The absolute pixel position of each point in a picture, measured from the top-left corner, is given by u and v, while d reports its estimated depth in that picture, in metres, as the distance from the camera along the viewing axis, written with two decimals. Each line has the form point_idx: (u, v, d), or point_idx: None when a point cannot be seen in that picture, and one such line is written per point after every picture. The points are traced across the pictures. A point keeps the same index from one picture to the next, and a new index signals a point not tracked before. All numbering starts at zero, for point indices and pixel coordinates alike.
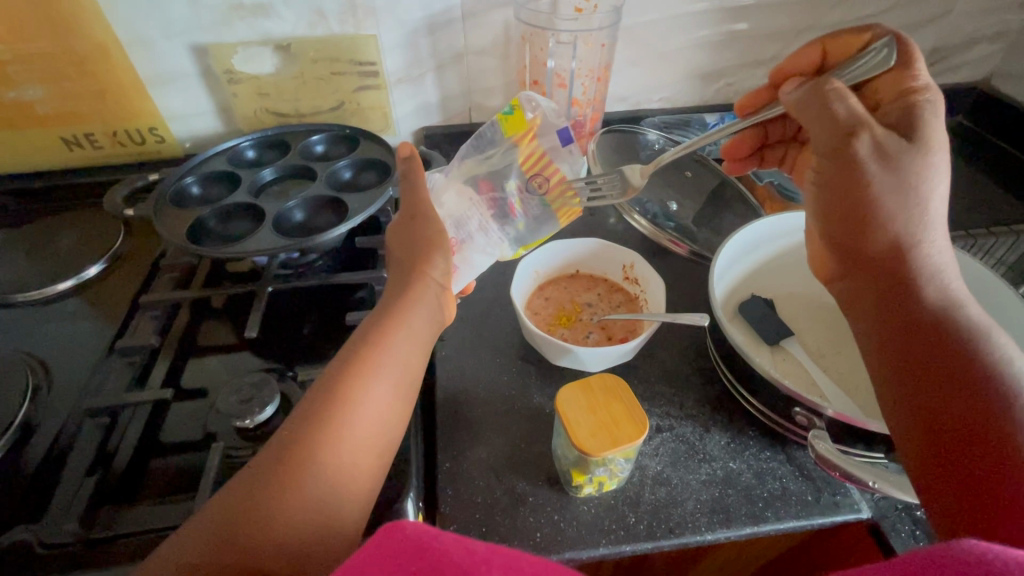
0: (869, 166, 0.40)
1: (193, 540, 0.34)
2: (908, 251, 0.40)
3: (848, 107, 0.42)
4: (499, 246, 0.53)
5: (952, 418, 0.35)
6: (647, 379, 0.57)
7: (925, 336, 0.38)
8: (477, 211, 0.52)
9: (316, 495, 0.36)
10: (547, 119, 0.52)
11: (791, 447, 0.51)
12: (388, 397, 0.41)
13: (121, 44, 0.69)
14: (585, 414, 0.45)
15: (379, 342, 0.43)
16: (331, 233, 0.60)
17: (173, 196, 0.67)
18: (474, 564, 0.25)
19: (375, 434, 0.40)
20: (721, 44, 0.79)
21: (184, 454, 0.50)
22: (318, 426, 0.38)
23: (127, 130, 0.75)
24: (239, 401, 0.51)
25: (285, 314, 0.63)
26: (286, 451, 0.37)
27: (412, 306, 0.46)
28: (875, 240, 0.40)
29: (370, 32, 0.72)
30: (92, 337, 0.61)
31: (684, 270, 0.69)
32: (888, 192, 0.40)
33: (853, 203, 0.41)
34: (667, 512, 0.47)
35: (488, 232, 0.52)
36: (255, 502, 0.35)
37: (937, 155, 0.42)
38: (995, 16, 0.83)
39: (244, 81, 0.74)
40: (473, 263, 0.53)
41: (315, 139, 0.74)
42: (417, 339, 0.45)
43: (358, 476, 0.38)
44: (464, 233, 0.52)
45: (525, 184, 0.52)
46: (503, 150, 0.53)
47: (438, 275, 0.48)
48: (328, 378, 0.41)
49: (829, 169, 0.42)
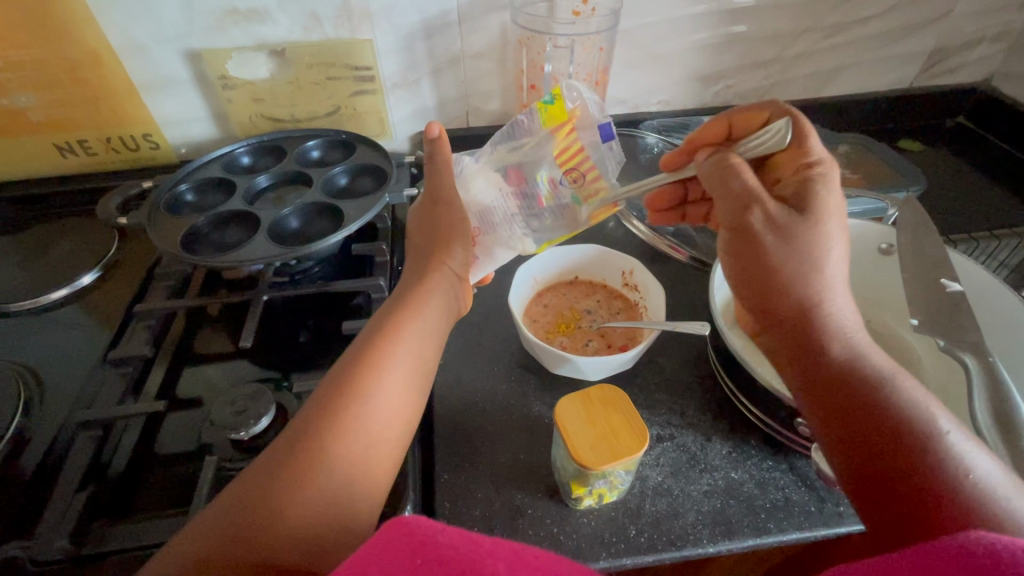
0: (763, 238, 0.39)
1: (202, 535, 0.32)
2: (814, 313, 0.39)
3: (744, 179, 0.40)
4: (520, 240, 0.50)
5: (884, 472, 0.34)
6: (647, 387, 0.56)
7: (841, 397, 0.37)
8: (504, 202, 0.50)
9: (328, 488, 0.35)
10: (588, 111, 0.48)
11: (794, 456, 0.50)
12: (401, 388, 0.40)
13: (113, 49, 0.68)
14: (584, 426, 0.44)
15: (393, 333, 0.43)
16: (326, 241, 0.59)
17: (169, 203, 0.66)
18: (480, 557, 0.25)
19: (390, 424, 0.39)
20: (721, 46, 0.79)
21: (178, 466, 0.50)
22: (330, 417, 0.37)
23: (121, 136, 0.75)
24: (233, 412, 0.50)
25: (280, 322, 0.62)
26: (298, 440, 0.36)
27: (424, 297, 0.46)
28: (780, 306, 0.39)
29: (365, 36, 0.71)
30: (86, 347, 0.60)
31: (685, 276, 0.68)
32: (786, 261, 0.39)
33: (760, 276, 0.40)
34: (668, 524, 0.46)
35: (511, 223, 0.50)
36: (265, 492, 0.34)
37: (827, 218, 0.40)
38: (997, 16, 0.83)
39: (239, 86, 0.73)
40: (495, 256, 0.52)
41: (311, 145, 0.73)
42: (429, 330, 0.45)
43: (372, 468, 0.37)
44: (489, 223, 0.50)
45: (558, 179, 0.49)
46: (538, 141, 0.50)
47: (452, 264, 0.49)
48: (340, 369, 0.40)
49: (735, 243, 0.41)
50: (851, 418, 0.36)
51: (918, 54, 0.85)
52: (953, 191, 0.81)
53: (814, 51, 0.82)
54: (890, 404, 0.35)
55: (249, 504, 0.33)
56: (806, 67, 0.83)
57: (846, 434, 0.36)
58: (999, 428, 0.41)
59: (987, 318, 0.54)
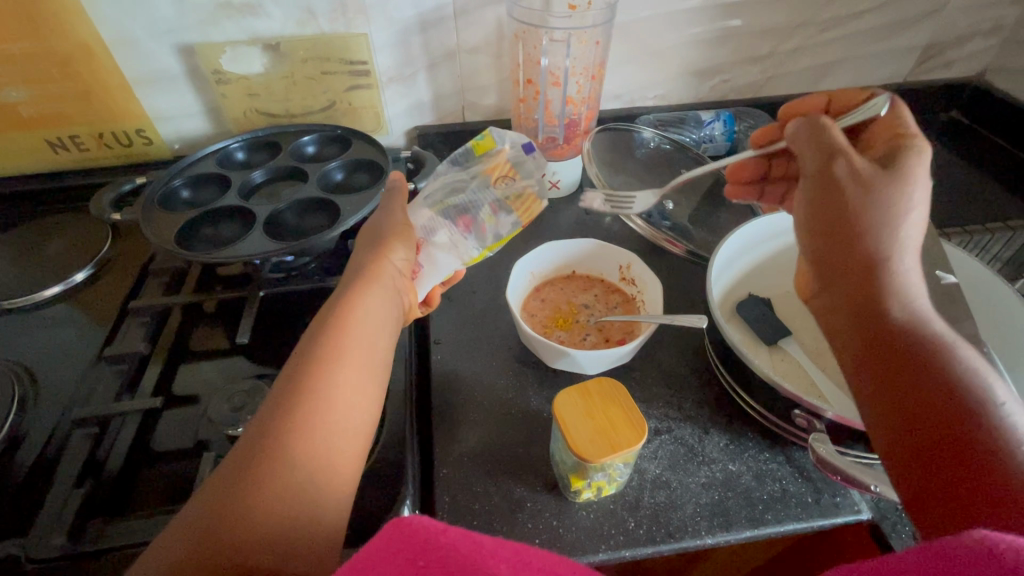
0: (847, 187, 0.41)
1: (168, 550, 0.31)
2: (886, 266, 0.39)
3: (833, 139, 0.44)
4: (460, 246, 0.54)
5: (929, 426, 0.34)
6: (645, 381, 0.57)
7: (897, 344, 0.37)
8: (444, 217, 0.54)
9: (291, 486, 0.34)
10: (510, 143, 0.59)
11: (790, 448, 0.51)
12: (356, 380, 0.40)
13: (106, 44, 0.67)
14: (584, 420, 0.44)
15: (347, 325, 0.42)
16: (324, 237, 0.59)
17: (162, 198, 0.66)
18: (482, 558, 0.25)
19: (349, 417, 0.39)
20: (716, 40, 0.79)
21: (176, 462, 0.50)
22: (284, 415, 0.37)
23: (114, 132, 0.74)
24: (230, 408, 0.52)
25: (277, 317, 0.62)
26: (252, 446, 0.35)
27: (371, 288, 0.46)
28: (853, 253, 0.40)
29: (361, 30, 0.70)
30: (81, 344, 0.59)
31: (680, 270, 0.68)
32: (864, 211, 0.40)
33: (834, 224, 0.42)
34: (666, 516, 0.46)
35: (451, 233, 0.54)
36: (227, 500, 0.33)
37: (915, 180, 0.41)
38: (991, 11, 0.83)
39: (233, 81, 0.72)
40: (437, 263, 0.53)
41: (306, 140, 0.73)
42: (381, 322, 0.45)
43: (336, 461, 0.37)
44: (431, 235, 0.54)
45: (491, 195, 0.55)
46: (472, 168, 0.58)
47: (395, 259, 0.49)
48: (292, 368, 0.39)
49: (814, 194, 0.44)
50: (902, 369, 0.36)
51: (912, 48, 0.85)
52: (947, 184, 0.81)
53: (809, 46, 0.82)
54: (945, 360, 0.35)
55: (213, 516, 0.32)
56: (802, 61, 0.83)
57: (890, 381, 0.37)
58: None
59: (982, 310, 0.54)
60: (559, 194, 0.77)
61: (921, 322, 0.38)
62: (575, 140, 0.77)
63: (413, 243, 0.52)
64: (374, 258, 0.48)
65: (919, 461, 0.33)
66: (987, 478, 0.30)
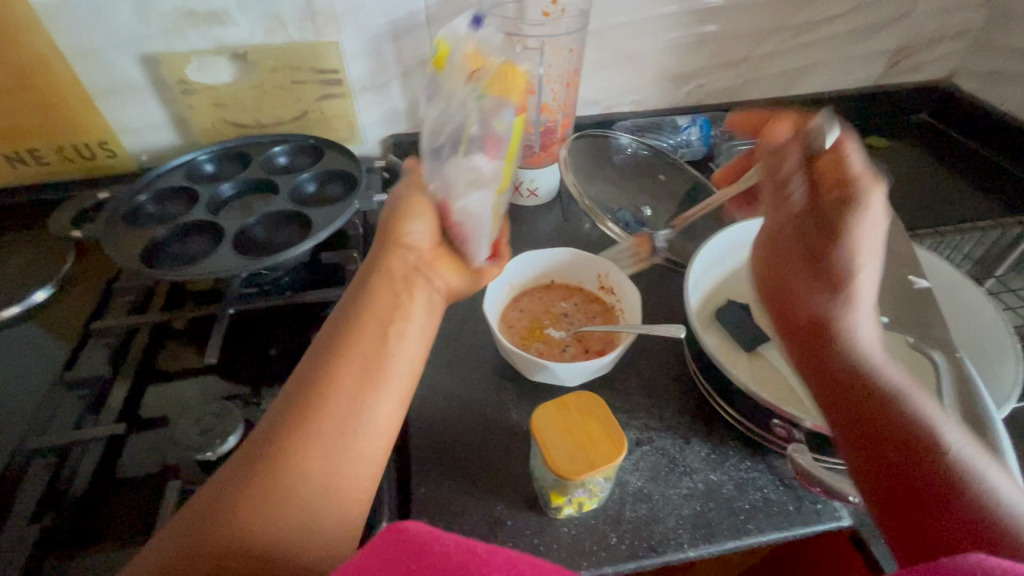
0: (798, 262, 0.47)
1: (182, 531, 0.33)
2: (827, 326, 0.42)
3: (801, 212, 0.48)
4: (477, 178, 0.42)
5: (894, 479, 0.34)
6: (626, 391, 0.56)
7: (849, 398, 0.38)
8: (442, 160, 0.42)
9: (299, 481, 0.34)
10: (456, 38, 0.43)
11: (771, 455, 0.50)
12: (366, 377, 0.38)
13: (64, 54, 0.65)
14: (562, 436, 0.43)
15: (353, 322, 0.41)
16: (295, 250, 0.57)
17: (126, 214, 0.63)
18: (476, 564, 0.25)
19: (362, 416, 0.37)
20: (691, 46, 0.79)
21: (141, 489, 0.48)
22: (298, 408, 0.36)
23: (76, 145, 0.71)
24: (198, 432, 0.49)
25: (249, 334, 0.60)
26: (267, 436, 0.35)
27: (385, 279, 0.44)
28: (798, 315, 0.44)
29: (331, 38, 0.69)
30: (40, 368, 0.57)
31: (659, 278, 0.68)
32: (806, 284, 0.45)
33: (782, 294, 0.47)
34: (648, 530, 0.45)
35: (457, 169, 0.42)
36: (237, 489, 0.34)
37: (858, 237, 0.44)
38: (958, 15, 0.85)
39: (200, 91, 0.70)
40: (468, 211, 0.43)
41: (276, 151, 0.71)
42: (398, 314, 0.42)
43: (348, 458, 0.36)
44: (443, 187, 0.43)
45: (467, 105, 0.41)
46: (433, 91, 0.43)
47: (411, 239, 0.45)
48: (312, 360, 0.39)
49: (773, 268, 0.49)
50: (862, 422, 0.37)
51: (883, 52, 0.87)
52: (918, 186, 0.83)
53: (782, 51, 0.83)
54: (905, 415, 0.36)
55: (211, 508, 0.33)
56: (776, 66, 0.84)
57: (852, 435, 0.37)
58: (967, 422, 0.37)
59: (954, 313, 0.55)
60: (538, 201, 0.77)
61: (874, 375, 0.39)
62: (552, 147, 0.76)
63: (433, 212, 0.45)
64: (384, 245, 0.45)
65: (892, 502, 0.34)
66: (957, 526, 0.31)
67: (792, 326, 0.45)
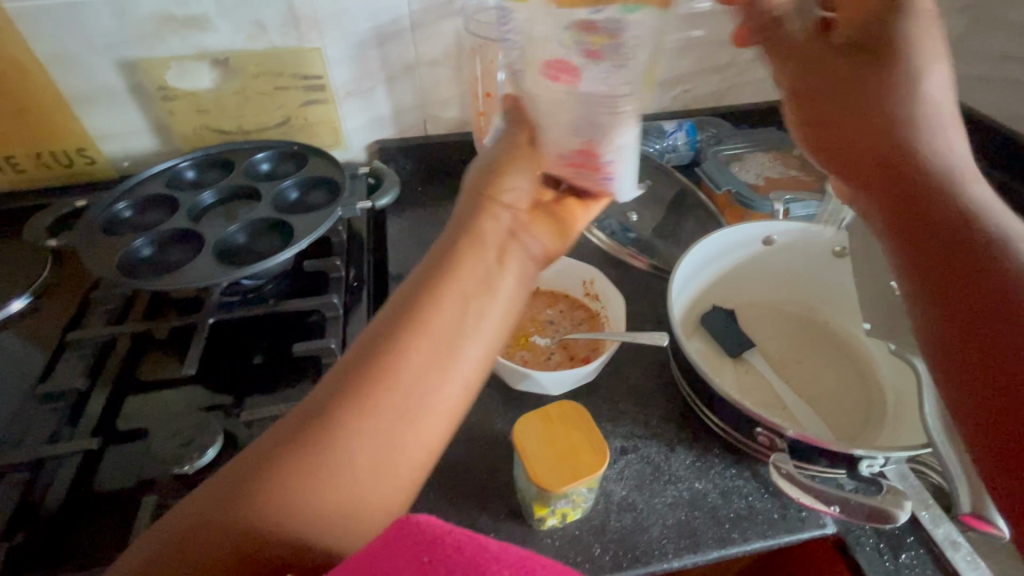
0: (862, 96, 0.38)
1: (220, 489, 0.31)
2: (910, 162, 0.36)
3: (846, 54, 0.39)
4: (618, 110, 0.35)
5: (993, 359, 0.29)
6: (611, 399, 0.55)
7: (950, 257, 0.33)
8: (568, 113, 0.36)
9: (348, 467, 0.32)
10: None
11: (756, 463, 0.50)
12: (434, 362, 0.34)
13: (40, 61, 0.64)
14: (543, 447, 0.43)
15: (431, 290, 0.36)
16: (276, 259, 0.57)
17: (105, 223, 0.63)
18: (485, 562, 0.25)
19: (424, 407, 0.33)
20: (676, 51, 0.79)
21: (117, 504, 0.47)
22: (359, 382, 0.33)
23: (54, 152, 0.70)
24: (176, 444, 0.48)
25: (230, 344, 0.59)
26: (321, 408, 0.33)
27: (470, 243, 0.39)
28: (868, 157, 0.38)
29: (314, 44, 0.69)
30: (14, 380, 0.56)
31: (645, 284, 0.68)
32: (885, 129, 0.37)
33: (846, 142, 0.39)
34: (632, 540, 0.45)
35: (590, 112, 0.35)
36: (283, 458, 0.31)
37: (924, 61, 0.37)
38: (941, 20, 0.85)
39: (181, 97, 0.69)
40: (614, 151, 0.38)
41: (259, 157, 0.70)
42: (479, 287, 0.37)
43: (403, 452, 0.33)
44: (579, 141, 0.37)
45: (576, 43, 0.33)
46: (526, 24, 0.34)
47: (504, 202, 0.41)
48: (380, 328, 0.35)
49: (814, 105, 0.41)
50: (960, 276, 0.32)
51: None
52: None
53: None
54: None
55: (244, 482, 0.31)
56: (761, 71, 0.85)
57: (949, 299, 0.32)
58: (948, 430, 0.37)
59: None
60: None
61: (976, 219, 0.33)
62: None
63: (538, 168, 0.42)
64: (477, 205, 0.41)
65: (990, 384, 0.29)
66: None
67: (867, 176, 0.38)
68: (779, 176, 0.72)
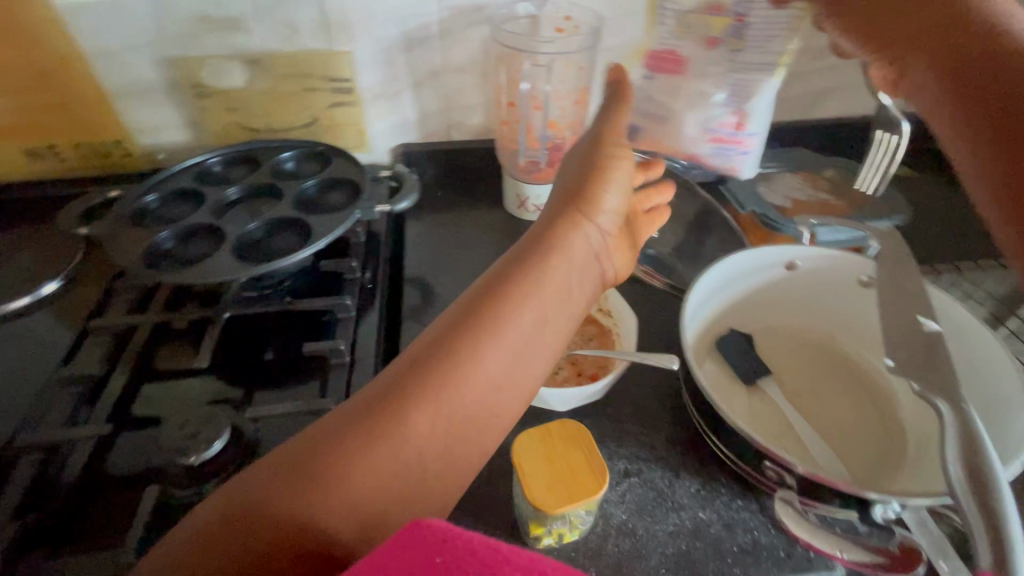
0: None
1: (273, 472, 0.33)
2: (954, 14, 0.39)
3: None
4: (746, 110, 0.59)
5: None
6: (617, 419, 0.54)
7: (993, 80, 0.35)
8: (711, 113, 0.60)
9: (405, 461, 0.34)
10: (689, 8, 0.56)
11: (765, 496, 0.48)
12: (502, 367, 0.39)
13: (84, 55, 0.67)
14: (542, 466, 0.42)
15: (514, 295, 0.40)
16: (292, 258, 0.58)
17: (132, 214, 0.65)
18: (497, 564, 0.24)
19: (482, 409, 0.38)
20: None
21: (124, 490, 0.48)
22: (429, 379, 0.37)
23: (93, 142, 0.73)
24: (183, 436, 0.49)
25: (243, 339, 0.60)
26: (388, 400, 0.36)
27: (551, 255, 0.43)
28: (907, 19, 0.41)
29: (343, 47, 0.70)
30: (40, 360, 0.58)
31: (660, 303, 0.67)
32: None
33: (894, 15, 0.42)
34: (629, 567, 0.44)
35: (720, 110, 0.59)
36: (343, 447, 0.34)
37: None
38: None
39: (213, 95, 0.71)
40: (746, 133, 0.60)
41: (284, 156, 0.71)
42: (555, 298, 0.42)
43: (457, 449, 0.36)
44: (715, 132, 0.61)
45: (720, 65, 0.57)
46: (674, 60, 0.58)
47: (593, 221, 0.45)
48: (449, 328, 0.39)
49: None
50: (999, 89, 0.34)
51: None
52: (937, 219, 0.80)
53: (800, 74, 0.81)
54: None
55: (303, 466, 0.33)
56: (794, 88, 0.82)
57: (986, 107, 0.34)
58: (970, 480, 0.34)
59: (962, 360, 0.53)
60: None
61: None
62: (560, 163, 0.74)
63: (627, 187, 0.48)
64: (568, 221, 0.44)
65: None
66: None
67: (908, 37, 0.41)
68: (807, 198, 0.70)
